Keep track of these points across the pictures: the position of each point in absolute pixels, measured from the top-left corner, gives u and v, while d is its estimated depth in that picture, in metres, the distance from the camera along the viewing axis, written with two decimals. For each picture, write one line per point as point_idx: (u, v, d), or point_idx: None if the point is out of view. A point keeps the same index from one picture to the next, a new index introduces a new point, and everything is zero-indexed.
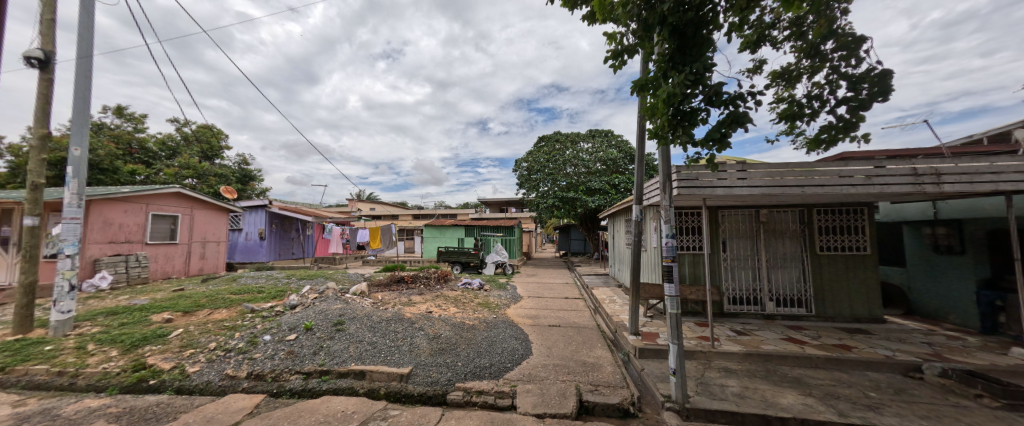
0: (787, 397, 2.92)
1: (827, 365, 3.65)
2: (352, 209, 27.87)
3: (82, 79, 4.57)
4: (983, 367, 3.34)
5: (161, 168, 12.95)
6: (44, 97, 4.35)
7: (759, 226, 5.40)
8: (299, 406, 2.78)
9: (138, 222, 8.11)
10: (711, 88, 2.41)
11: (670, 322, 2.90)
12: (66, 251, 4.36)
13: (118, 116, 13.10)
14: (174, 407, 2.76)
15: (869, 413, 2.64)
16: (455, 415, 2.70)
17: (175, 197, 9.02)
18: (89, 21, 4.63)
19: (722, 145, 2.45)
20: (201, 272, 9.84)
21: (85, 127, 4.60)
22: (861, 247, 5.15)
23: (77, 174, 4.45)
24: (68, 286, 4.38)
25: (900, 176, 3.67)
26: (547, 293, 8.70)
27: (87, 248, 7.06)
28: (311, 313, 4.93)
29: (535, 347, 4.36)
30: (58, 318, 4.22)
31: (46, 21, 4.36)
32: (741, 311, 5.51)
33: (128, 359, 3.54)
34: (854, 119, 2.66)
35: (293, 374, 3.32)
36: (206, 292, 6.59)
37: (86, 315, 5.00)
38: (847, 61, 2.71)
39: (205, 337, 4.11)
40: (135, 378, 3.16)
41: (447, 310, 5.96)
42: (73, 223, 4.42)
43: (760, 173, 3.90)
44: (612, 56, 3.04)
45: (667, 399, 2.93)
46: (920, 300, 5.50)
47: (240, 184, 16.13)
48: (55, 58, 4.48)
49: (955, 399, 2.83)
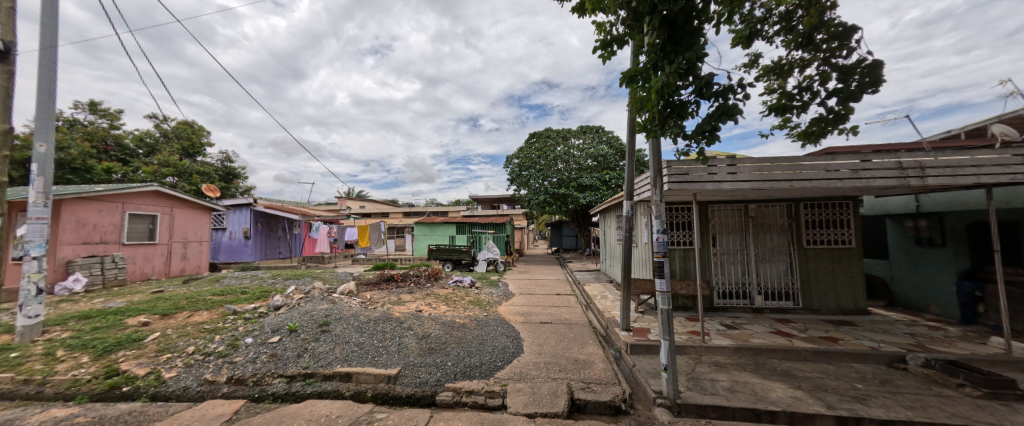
0: (776, 390, 2.93)
1: (814, 358, 3.69)
2: (341, 207, 27.52)
3: (47, 72, 4.30)
4: (964, 357, 3.41)
5: (139, 166, 12.45)
6: (4, 90, 4.08)
7: (748, 220, 5.44)
8: (282, 411, 2.67)
9: (114, 222, 7.78)
10: (701, 79, 2.38)
11: (662, 318, 2.85)
12: (32, 253, 4.12)
13: (92, 111, 12.56)
14: (147, 415, 2.63)
15: (856, 405, 2.66)
16: (443, 417, 2.62)
17: (153, 196, 8.67)
18: (52, 9, 4.36)
19: (713, 138, 2.43)
20: (183, 273, 9.50)
21: (51, 123, 4.35)
22: (847, 240, 5.21)
23: (43, 172, 4.20)
24: (36, 290, 4.13)
25: (885, 170, 3.72)
26: (538, 290, 8.68)
27: (59, 249, 6.76)
28: (296, 314, 4.78)
29: (526, 345, 4.30)
30: (25, 323, 3.99)
31: (5, 9, 4.08)
32: (729, 304, 5.57)
33: (100, 366, 3.37)
34: (843, 111, 2.66)
35: (276, 378, 3.21)
36: (187, 294, 6.36)
37: (55, 320, 4.73)
38: (837, 53, 2.69)
39: (184, 341, 3.94)
40: (107, 385, 3.00)
41: (437, 309, 5.88)
42: (40, 223, 4.18)
43: (750, 168, 3.88)
44: (601, 46, 2.98)
45: (659, 395, 2.91)
46: (903, 292, 5.63)
47: (223, 182, 15.69)
48: (17, 49, 4.20)
49: (938, 389, 2.88)
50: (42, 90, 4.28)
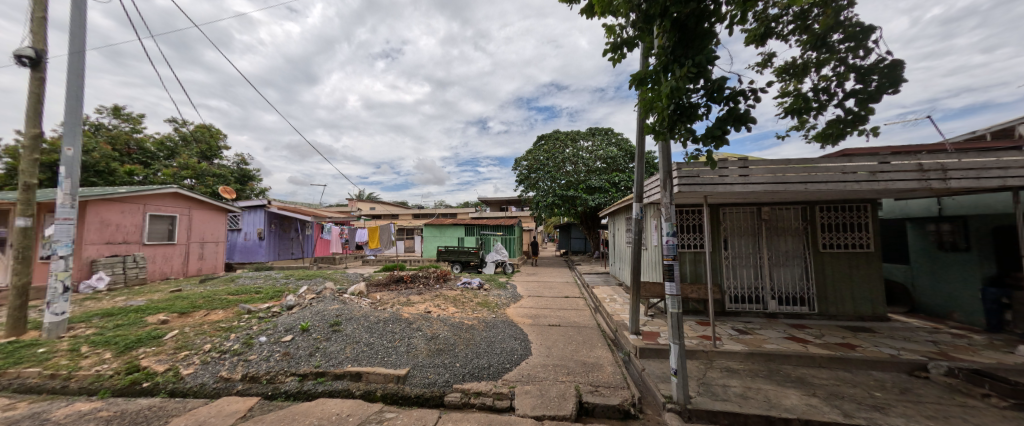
0: (790, 398, 2.86)
1: (831, 365, 3.60)
2: (351, 209, 28.10)
3: (76, 78, 4.51)
4: (990, 366, 3.28)
5: (159, 168, 12.88)
6: (36, 96, 4.28)
7: (761, 223, 5.35)
8: (294, 409, 2.73)
9: (135, 223, 8.08)
10: (713, 83, 2.35)
11: (670, 321, 2.83)
12: (60, 252, 4.29)
13: (116, 116, 13.08)
14: (166, 410, 2.71)
15: (874, 414, 2.58)
16: (452, 418, 2.64)
17: (173, 197, 8.97)
18: (81, 18, 4.57)
19: (723, 141, 2.41)
20: (200, 272, 9.77)
21: (78, 127, 4.54)
22: (865, 245, 5.08)
23: (70, 174, 4.39)
24: (62, 288, 4.29)
25: (905, 172, 3.62)
26: (546, 292, 8.64)
27: (84, 249, 7.04)
28: (308, 313, 4.89)
29: (534, 347, 4.30)
30: (52, 320, 4.16)
31: (38, 19, 4.30)
32: (742, 309, 5.46)
33: (121, 362, 3.49)
34: (863, 112, 2.60)
35: (288, 376, 3.27)
36: (204, 293, 6.56)
37: (81, 317, 4.93)
38: (855, 53, 2.64)
39: (201, 339, 4.06)
40: (128, 381, 3.10)
41: (446, 310, 5.92)
42: (67, 224, 4.36)
43: (762, 170, 3.82)
44: (611, 49, 2.99)
45: (668, 399, 2.88)
46: (925, 298, 5.44)
47: (239, 184, 16.13)
48: (48, 56, 4.42)
49: (962, 399, 2.78)
50: (69, 95, 4.46)
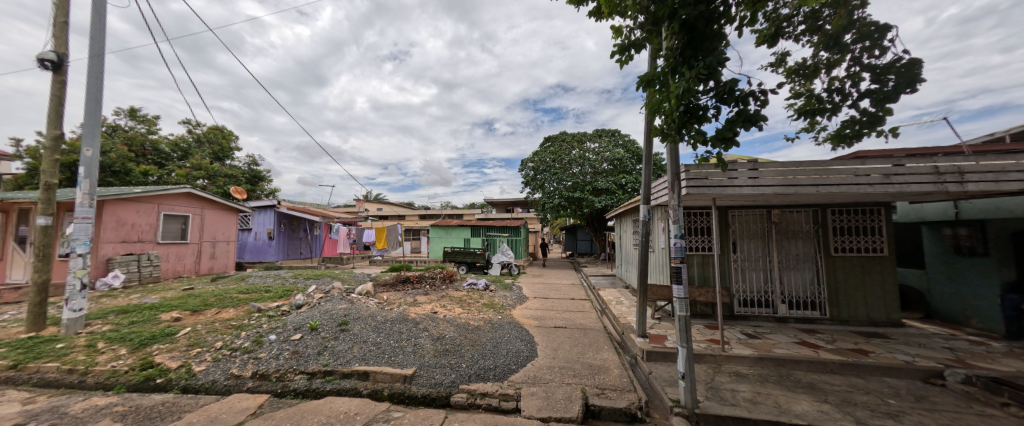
0: (802, 404, 2.81)
1: (843, 371, 3.53)
2: (359, 209, 28.39)
3: (95, 81, 4.65)
4: (1009, 375, 3.18)
5: (173, 169, 13.17)
6: (57, 98, 4.42)
7: (771, 226, 5.27)
8: (302, 407, 2.77)
9: (150, 222, 8.27)
10: (723, 85, 2.34)
11: (679, 324, 2.79)
12: (77, 250, 4.41)
13: (132, 118, 13.43)
14: (178, 406, 2.76)
15: (888, 422, 2.53)
16: (458, 418, 2.65)
17: (186, 197, 9.16)
18: (100, 22, 4.70)
19: (733, 144, 2.40)
20: (211, 271, 9.94)
21: (97, 128, 4.67)
22: (878, 248, 4.98)
23: (89, 174, 4.52)
24: (80, 285, 4.41)
25: (920, 174, 3.55)
26: (552, 294, 8.62)
27: (100, 247, 7.23)
28: (316, 312, 4.96)
29: (540, 349, 4.29)
30: (70, 316, 4.28)
31: (60, 23, 4.44)
32: (752, 313, 5.38)
33: (136, 358, 3.57)
34: (879, 113, 2.56)
35: (297, 374, 3.31)
36: (215, 291, 6.68)
37: (97, 314, 5.06)
38: (870, 52, 2.60)
39: (212, 336, 4.14)
40: (142, 377, 3.17)
41: (452, 310, 5.94)
42: (85, 223, 4.48)
43: (772, 172, 3.78)
44: (619, 51, 2.99)
45: (676, 403, 2.84)
46: (942, 304, 5.30)
47: (249, 185, 16.42)
48: (69, 60, 4.56)
49: (980, 407, 2.70)
50: (89, 98, 4.60)
